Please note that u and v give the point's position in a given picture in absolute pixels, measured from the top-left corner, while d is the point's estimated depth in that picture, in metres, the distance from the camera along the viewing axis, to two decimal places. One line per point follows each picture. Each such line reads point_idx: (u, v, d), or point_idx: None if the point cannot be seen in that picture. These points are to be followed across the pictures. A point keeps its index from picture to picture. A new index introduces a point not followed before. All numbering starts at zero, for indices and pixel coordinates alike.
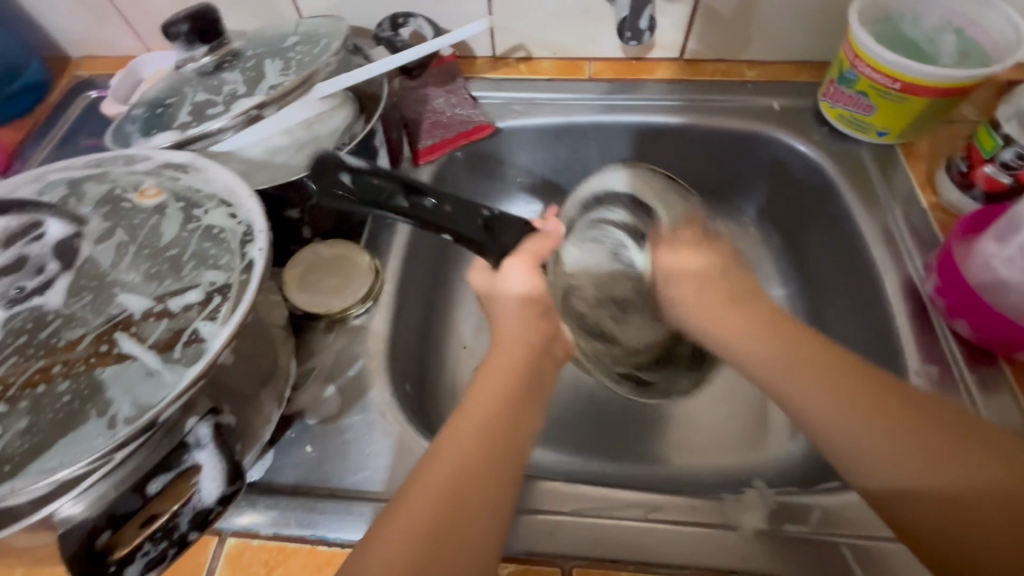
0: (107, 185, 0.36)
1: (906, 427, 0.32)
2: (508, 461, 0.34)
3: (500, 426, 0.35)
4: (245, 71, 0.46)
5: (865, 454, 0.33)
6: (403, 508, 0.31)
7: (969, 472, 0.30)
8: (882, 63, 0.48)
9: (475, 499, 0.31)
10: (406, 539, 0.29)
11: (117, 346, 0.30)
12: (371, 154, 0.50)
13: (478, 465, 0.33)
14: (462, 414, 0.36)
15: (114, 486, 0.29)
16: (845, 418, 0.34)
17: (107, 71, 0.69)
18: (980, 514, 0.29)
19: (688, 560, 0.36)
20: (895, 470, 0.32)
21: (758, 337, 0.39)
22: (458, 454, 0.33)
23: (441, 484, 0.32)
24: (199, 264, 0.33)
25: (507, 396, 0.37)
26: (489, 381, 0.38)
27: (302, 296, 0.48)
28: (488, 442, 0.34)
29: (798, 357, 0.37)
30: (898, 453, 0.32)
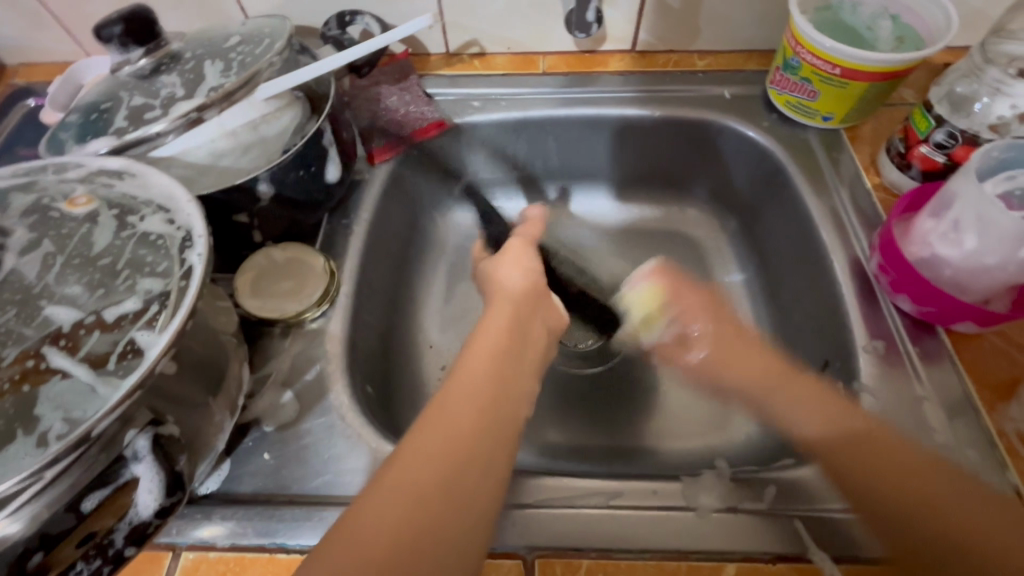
0: (35, 196, 0.34)
1: (837, 408, 0.39)
2: (505, 424, 0.32)
3: (500, 388, 0.34)
4: (184, 73, 0.45)
5: (797, 423, 0.40)
6: (395, 477, 0.28)
7: (885, 449, 0.35)
8: (820, 50, 0.49)
9: (478, 457, 0.30)
10: (403, 508, 0.27)
11: (45, 360, 0.29)
12: (321, 155, 0.49)
13: (480, 422, 0.31)
14: (460, 374, 0.34)
15: (46, 507, 0.27)
16: (790, 401, 0.41)
17: (46, 78, 0.66)
18: (859, 467, 0.35)
19: (648, 544, 0.37)
20: (817, 421, 0.39)
21: (727, 347, 0.46)
22: (458, 411, 0.32)
23: (444, 442, 0.30)
24: (135, 272, 0.32)
25: (498, 358, 0.35)
26: (479, 345, 0.36)
27: (255, 302, 0.47)
28: (489, 402, 0.33)
29: (772, 370, 0.43)
30: (814, 421, 0.39)
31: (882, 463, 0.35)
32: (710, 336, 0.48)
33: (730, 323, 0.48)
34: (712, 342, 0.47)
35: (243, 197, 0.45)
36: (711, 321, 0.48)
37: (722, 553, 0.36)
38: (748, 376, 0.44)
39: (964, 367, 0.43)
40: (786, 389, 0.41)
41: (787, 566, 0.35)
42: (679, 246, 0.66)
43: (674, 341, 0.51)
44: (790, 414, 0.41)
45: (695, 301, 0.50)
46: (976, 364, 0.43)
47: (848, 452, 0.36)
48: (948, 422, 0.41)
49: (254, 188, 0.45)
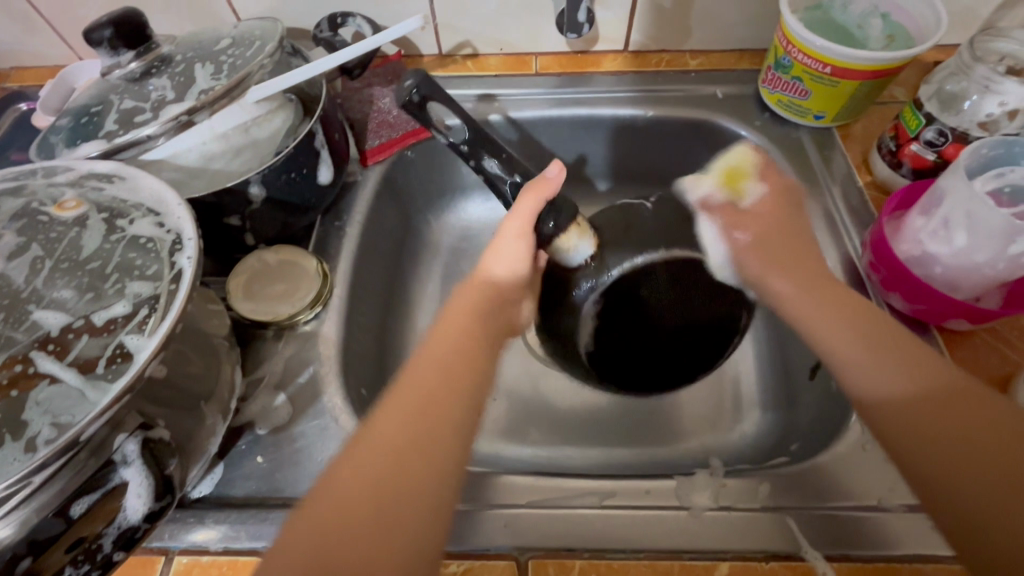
0: (24, 200, 0.34)
1: (910, 360, 0.34)
2: (454, 424, 0.33)
3: (437, 394, 0.34)
4: (174, 76, 0.45)
5: (862, 375, 0.35)
6: (343, 482, 0.30)
7: (957, 413, 0.32)
8: (811, 48, 0.49)
9: (415, 463, 0.31)
10: (347, 506, 0.29)
11: (33, 365, 0.28)
12: (313, 156, 0.49)
13: (414, 432, 0.32)
14: (404, 382, 0.35)
15: (34, 513, 0.27)
16: (870, 353, 0.35)
17: (38, 82, 0.66)
18: (941, 425, 0.32)
19: (641, 544, 0.37)
20: (901, 378, 0.34)
21: (799, 276, 0.41)
22: (395, 421, 0.33)
23: (376, 452, 0.31)
24: (124, 275, 0.32)
25: (448, 359, 0.36)
26: (432, 348, 0.37)
27: (247, 305, 0.47)
28: (425, 409, 0.33)
29: (851, 311, 0.38)
30: (889, 371, 0.34)
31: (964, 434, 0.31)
32: (769, 262, 0.42)
33: (804, 251, 0.42)
34: (780, 267, 0.41)
35: (235, 199, 0.45)
36: (778, 229, 0.44)
37: (715, 552, 0.36)
38: (813, 308, 0.39)
39: (956, 363, 0.43)
40: (858, 329, 0.37)
41: (779, 565, 0.35)
42: None
43: (728, 202, 0.46)
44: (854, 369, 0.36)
45: (765, 220, 0.44)
46: (968, 362, 0.43)
47: (938, 413, 0.32)
48: None
49: (246, 190, 0.45)
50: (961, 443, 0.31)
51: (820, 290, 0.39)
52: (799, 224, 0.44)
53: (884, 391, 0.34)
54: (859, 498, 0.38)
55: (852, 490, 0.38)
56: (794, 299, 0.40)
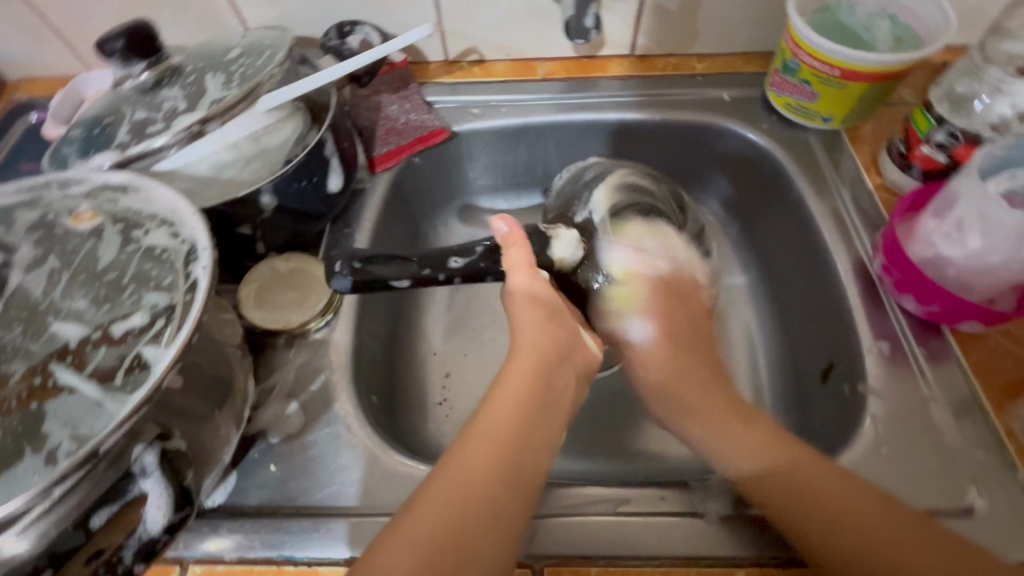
0: (40, 211, 0.35)
1: (788, 456, 0.39)
2: (519, 477, 0.34)
3: (511, 444, 0.35)
4: (186, 86, 0.45)
5: (727, 457, 0.41)
6: (407, 525, 0.30)
7: (842, 507, 0.36)
8: (820, 51, 0.49)
9: (485, 514, 0.31)
10: (408, 554, 0.29)
11: (53, 376, 0.29)
12: (323, 164, 0.49)
13: (487, 479, 0.33)
14: (475, 429, 0.35)
15: (53, 525, 0.27)
16: (716, 432, 0.42)
17: (47, 92, 0.66)
18: (829, 494, 0.36)
19: (656, 551, 0.36)
20: (752, 461, 0.39)
21: (667, 368, 0.47)
22: (470, 466, 0.33)
23: (450, 496, 0.32)
24: (141, 286, 0.32)
25: (521, 409, 0.36)
26: (505, 393, 0.37)
27: (259, 313, 0.47)
28: (495, 459, 0.34)
29: (703, 404, 0.43)
30: (743, 447, 0.40)
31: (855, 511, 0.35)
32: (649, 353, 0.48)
33: (670, 340, 0.48)
34: (656, 361, 0.47)
35: (246, 209, 0.45)
36: (677, 351, 0.48)
37: (730, 560, 0.36)
38: (685, 399, 0.45)
39: (971, 366, 0.42)
40: (728, 419, 0.42)
41: None
42: None
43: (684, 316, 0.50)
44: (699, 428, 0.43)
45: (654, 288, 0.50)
46: (983, 365, 0.42)
47: (833, 490, 0.36)
48: (954, 422, 0.40)
49: (257, 200, 0.45)
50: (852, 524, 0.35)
51: (690, 382, 0.45)
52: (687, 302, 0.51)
53: (730, 467, 0.40)
54: None
55: None
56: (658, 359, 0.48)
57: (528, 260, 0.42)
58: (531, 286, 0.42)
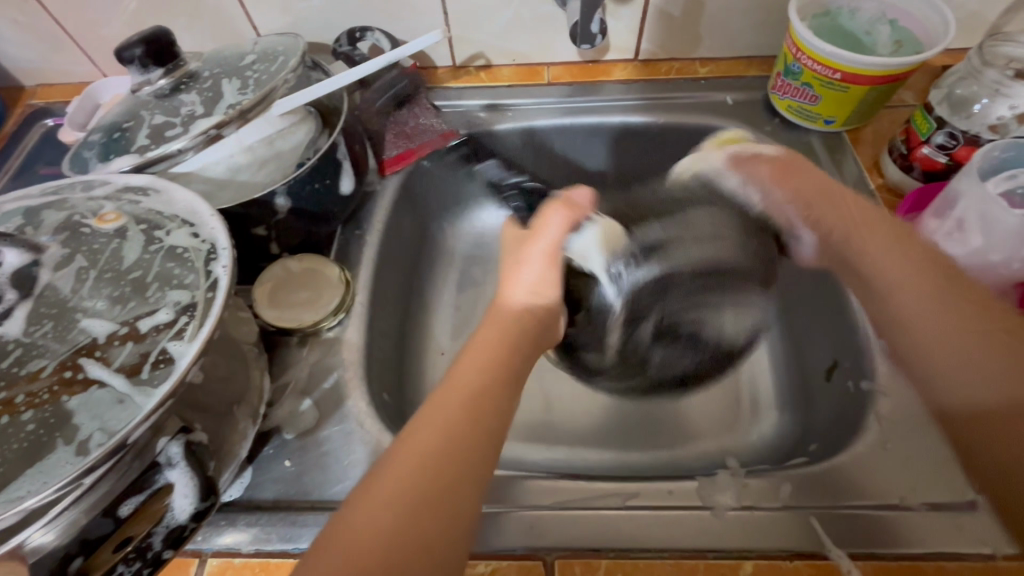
0: (65, 213, 0.36)
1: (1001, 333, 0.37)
2: (484, 432, 0.33)
3: (478, 401, 0.35)
4: (203, 91, 0.46)
5: (943, 367, 0.38)
6: (373, 485, 0.31)
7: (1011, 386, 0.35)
8: (820, 54, 0.50)
9: (458, 469, 0.32)
10: (379, 515, 0.29)
11: (82, 371, 0.30)
12: (336, 167, 0.50)
13: (458, 436, 0.33)
14: (447, 388, 0.36)
15: (81, 513, 0.28)
16: (939, 324, 0.39)
17: (63, 98, 0.68)
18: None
19: (664, 541, 0.37)
20: (983, 379, 0.36)
21: (912, 271, 0.41)
22: (439, 423, 0.33)
23: (422, 454, 0.32)
24: (164, 285, 0.33)
25: (480, 385, 0.36)
26: (463, 371, 0.37)
27: (273, 312, 0.48)
28: (463, 414, 0.34)
29: (957, 309, 0.39)
30: (951, 351, 0.38)
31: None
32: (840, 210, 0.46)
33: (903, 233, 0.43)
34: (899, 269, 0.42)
35: (261, 210, 0.46)
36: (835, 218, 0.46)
37: (739, 551, 0.36)
38: (915, 294, 0.41)
39: None
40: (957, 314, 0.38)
41: (804, 564, 0.36)
42: None
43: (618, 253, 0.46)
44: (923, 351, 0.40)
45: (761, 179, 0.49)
46: None
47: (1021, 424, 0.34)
48: None
49: (272, 202, 0.46)
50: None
51: (924, 290, 0.40)
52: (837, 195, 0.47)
53: (956, 383, 0.38)
54: (885, 496, 0.39)
55: (869, 488, 0.39)
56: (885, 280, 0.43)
57: (551, 252, 0.44)
58: (531, 293, 0.42)
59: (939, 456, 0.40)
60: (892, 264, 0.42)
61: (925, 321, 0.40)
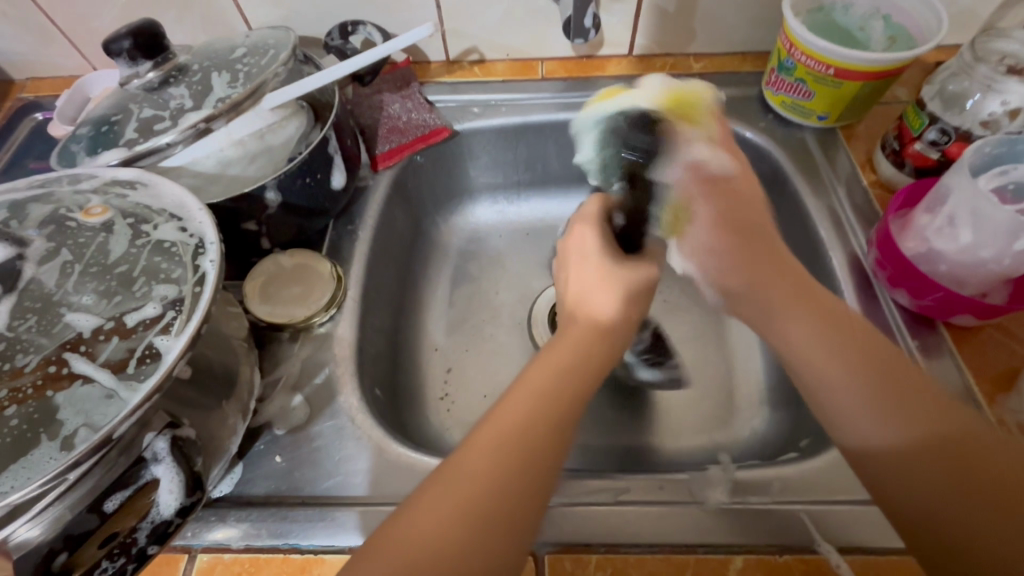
0: (51, 206, 0.35)
1: (892, 388, 0.34)
2: (551, 440, 0.33)
3: (552, 406, 0.34)
4: (192, 85, 0.46)
5: (847, 412, 0.35)
6: (433, 489, 0.31)
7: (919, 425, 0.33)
8: (814, 50, 0.50)
9: (526, 472, 0.31)
10: (438, 513, 0.30)
11: (67, 366, 0.29)
12: (326, 162, 0.50)
13: (521, 438, 0.32)
14: (518, 387, 0.35)
15: (67, 508, 0.28)
16: (829, 368, 0.36)
17: (52, 91, 0.67)
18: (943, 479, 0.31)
19: (656, 537, 0.37)
20: (895, 427, 0.33)
21: (811, 324, 0.38)
22: (511, 423, 0.33)
23: (490, 456, 0.32)
24: (150, 279, 0.33)
25: (541, 399, 0.34)
26: (523, 388, 0.35)
27: (264, 308, 0.48)
28: (531, 418, 0.33)
29: (861, 356, 0.36)
30: (859, 398, 0.35)
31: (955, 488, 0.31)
32: (759, 262, 0.40)
33: (810, 287, 0.39)
34: (806, 318, 0.38)
35: (251, 204, 0.46)
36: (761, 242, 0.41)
37: (728, 546, 0.37)
38: (817, 343, 0.37)
39: (964, 357, 0.43)
40: (849, 365, 0.36)
41: (793, 558, 0.36)
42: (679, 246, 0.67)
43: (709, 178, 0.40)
44: (829, 392, 0.36)
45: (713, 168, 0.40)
46: (973, 358, 0.43)
47: (944, 471, 0.31)
48: None
49: (262, 196, 0.46)
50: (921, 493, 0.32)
51: (816, 322, 0.38)
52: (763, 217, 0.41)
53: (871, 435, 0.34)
54: None
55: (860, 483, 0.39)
56: (782, 324, 0.39)
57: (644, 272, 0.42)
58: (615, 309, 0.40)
59: None
60: (787, 312, 0.39)
61: (828, 376, 0.36)
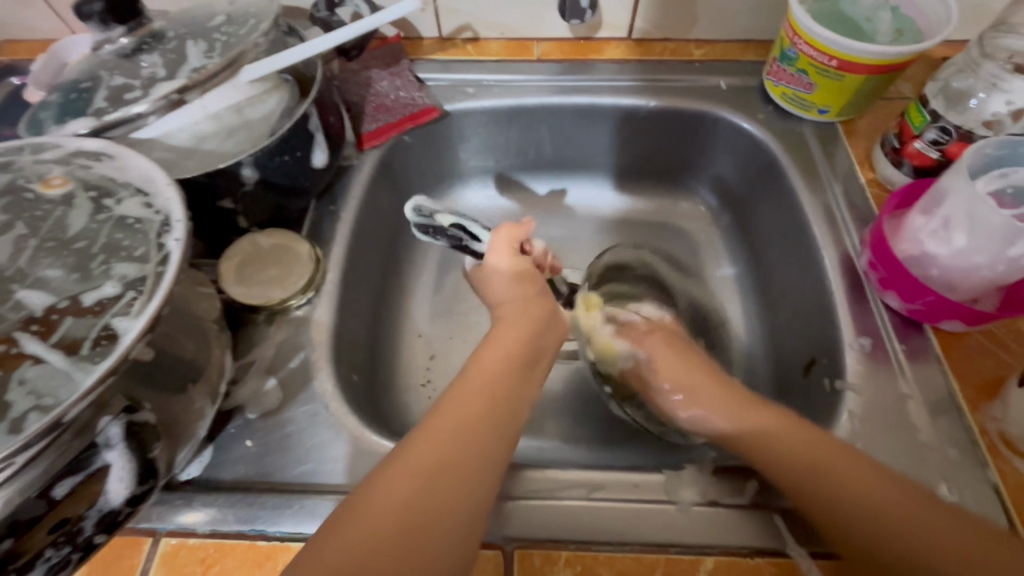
0: (9, 176, 0.34)
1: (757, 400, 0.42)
2: (501, 423, 0.36)
3: (495, 391, 0.37)
4: (166, 52, 0.44)
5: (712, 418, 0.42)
6: (405, 454, 0.33)
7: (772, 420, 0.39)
8: (817, 40, 0.48)
9: (474, 449, 0.34)
10: (406, 481, 0.31)
11: (17, 345, 0.28)
12: (308, 139, 0.48)
13: (476, 419, 0.35)
14: (468, 376, 0.38)
15: (16, 492, 0.27)
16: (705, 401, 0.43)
17: (30, 56, 0.65)
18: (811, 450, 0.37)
19: (627, 537, 0.37)
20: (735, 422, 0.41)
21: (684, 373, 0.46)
22: (468, 407, 0.36)
23: (450, 430, 0.34)
24: (111, 256, 0.31)
25: (489, 390, 0.37)
26: (469, 384, 0.37)
27: (238, 289, 0.46)
28: (485, 400, 0.36)
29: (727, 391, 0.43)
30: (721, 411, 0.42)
31: (854, 478, 0.35)
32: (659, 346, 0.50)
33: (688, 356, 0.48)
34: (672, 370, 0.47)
35: (226, 181, 0.44)
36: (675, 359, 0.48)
37: (700, 547, 0.36)
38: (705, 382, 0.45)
39: (951, 365, 0.42)
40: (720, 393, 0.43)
41: (764, 561, 0.36)
42: (671, 237, 0.65)
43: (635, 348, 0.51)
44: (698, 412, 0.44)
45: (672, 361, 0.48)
46: (961, 364, 0.42)
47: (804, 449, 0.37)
48: (930, 420, 0.41)
49: (237, 173, 0.44)
50: (836, 495, 0.35)
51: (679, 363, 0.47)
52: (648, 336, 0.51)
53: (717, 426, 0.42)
54: None
55: None
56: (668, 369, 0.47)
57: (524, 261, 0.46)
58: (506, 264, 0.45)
59: (912, 461, 0.39)
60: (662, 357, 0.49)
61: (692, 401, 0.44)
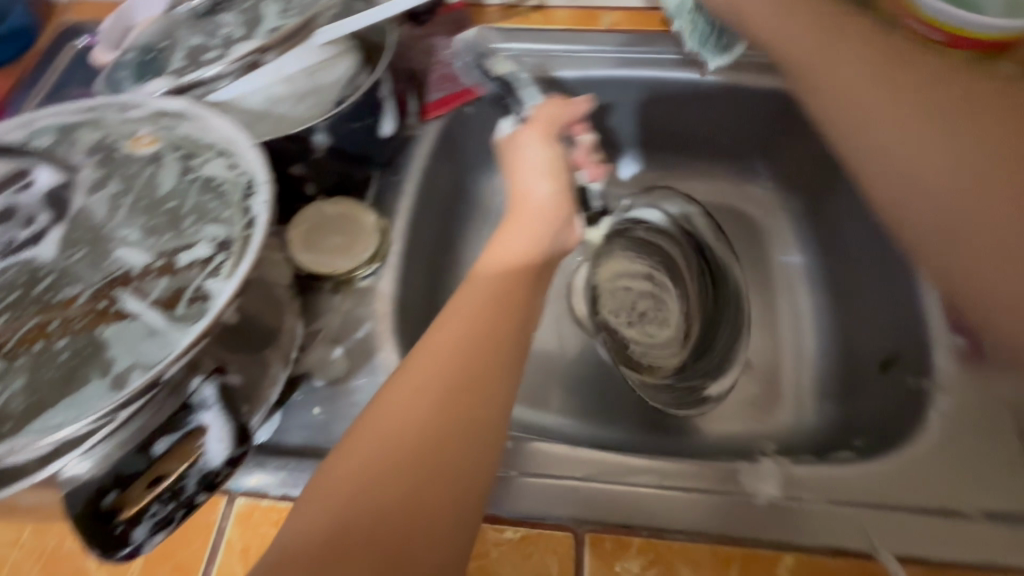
0: (99, 133, 0.34)
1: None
2: (483, 383, 0.30)
3: (470, 345, 0.31)
4: (242, 12, 0.43)
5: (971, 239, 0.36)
6: (367, 429, 0.29)
7: None
8: (926, 14, 0.44)
9: (457, 424, 0.29)
10: (366, 460, 0.28)
11: (117, 303, 0.28)
12: (378, 107, 0.47)
13: (450, 383, 0.30)
14: (437, 328, 0.33)
15: (118, 448, 0.28)
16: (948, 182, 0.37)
17: (96, 16, 0.65)
18: None
19: (700, 528, 0.36)
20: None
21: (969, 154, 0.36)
22: (439, 367, 0.30)
23: (422, 400, 0.29)
24: (199, 218, 0.31)
25: (465, 344, 0.31)
26: (435, 341, 0.32)
27: (308, 255, 0.46)
28: (456, 358, 0.31)
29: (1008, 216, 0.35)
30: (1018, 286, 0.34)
31: None
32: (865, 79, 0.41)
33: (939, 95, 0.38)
34: (920, 163, 0.38)
35: (298, 147, 0.44)
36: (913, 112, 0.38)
37: (778, 542, 0.35)
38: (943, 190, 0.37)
39: None
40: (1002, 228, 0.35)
41: (847, 562, 0.34)
42: (734, 222, 0.63)
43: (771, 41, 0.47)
44: (935, 216, 0.38)
45: (917, 156, 0.38)
46: None
47: None
48: None
49: (309, 138, 0.44)
50: None
51: (949, 152, 0.37)
52: (921, 63, 0.40)
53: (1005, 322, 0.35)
54: (939, 500, 0.37)
55: (924, 490, 0.38)
56: (921, 170, 0.38)
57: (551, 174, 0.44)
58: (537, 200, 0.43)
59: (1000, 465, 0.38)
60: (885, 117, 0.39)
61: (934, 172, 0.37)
